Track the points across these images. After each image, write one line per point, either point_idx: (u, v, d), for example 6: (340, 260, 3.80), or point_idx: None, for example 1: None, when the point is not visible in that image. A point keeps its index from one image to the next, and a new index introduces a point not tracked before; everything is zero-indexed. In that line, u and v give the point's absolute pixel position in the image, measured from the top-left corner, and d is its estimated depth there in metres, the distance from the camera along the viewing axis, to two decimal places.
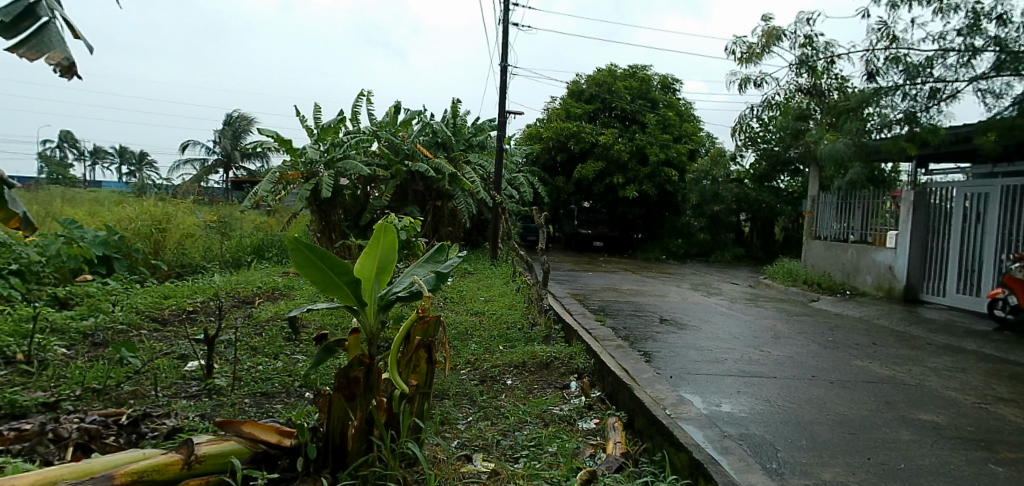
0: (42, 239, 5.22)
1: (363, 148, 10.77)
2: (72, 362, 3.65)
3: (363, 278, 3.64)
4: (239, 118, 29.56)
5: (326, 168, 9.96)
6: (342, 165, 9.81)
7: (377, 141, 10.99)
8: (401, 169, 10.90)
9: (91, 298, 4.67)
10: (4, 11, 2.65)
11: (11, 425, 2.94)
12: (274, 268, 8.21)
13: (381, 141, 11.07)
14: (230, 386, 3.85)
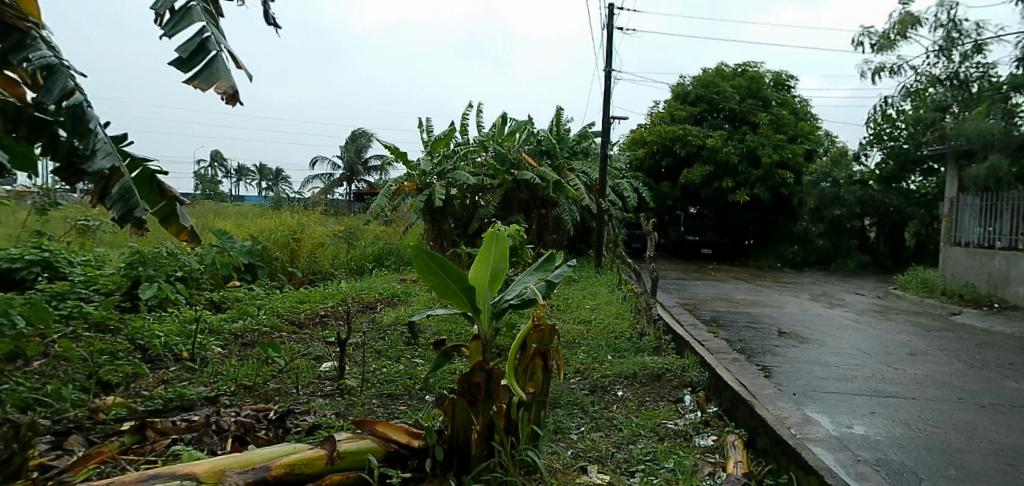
0: (202, 249, 5.75)
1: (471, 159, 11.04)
2: (226, 361, 4.02)
3: (476, 285, 3.76)
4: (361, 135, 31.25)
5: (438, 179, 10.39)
6: (453, 176, 10.16)
7: (484, 152, 11.26)
8: (508, 178, 11.06)
9: (240, 303, 5.15)
10: (182, 48, 2.93)
11: (183, 416, 3.27)
12: (394, 275, 8.59)
13: (488, 152, 11.35)
14: (359, 387, 4.08)
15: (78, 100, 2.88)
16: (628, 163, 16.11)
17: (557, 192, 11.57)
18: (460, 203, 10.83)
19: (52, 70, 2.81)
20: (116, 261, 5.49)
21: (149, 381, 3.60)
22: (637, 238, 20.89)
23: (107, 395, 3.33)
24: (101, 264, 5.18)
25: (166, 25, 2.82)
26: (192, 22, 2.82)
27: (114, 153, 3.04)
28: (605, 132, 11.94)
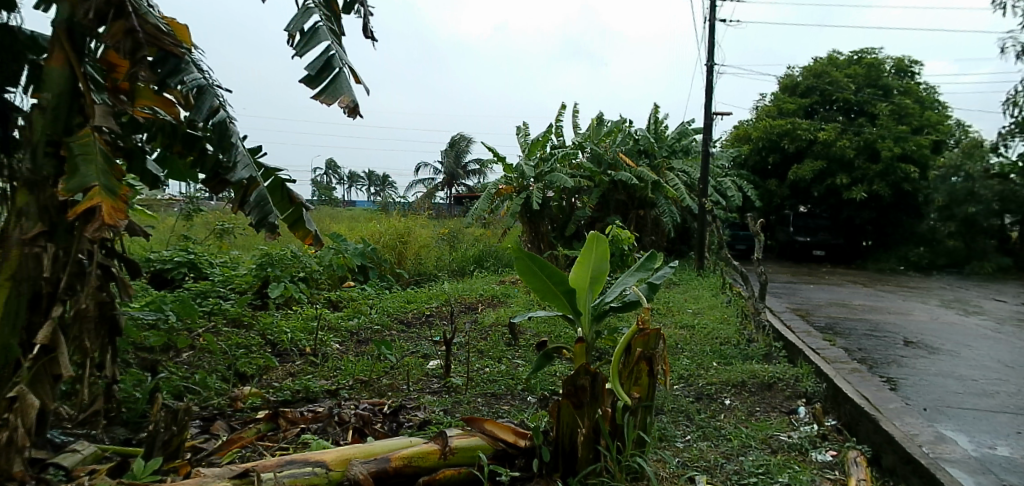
0: (321, 251, 6.21)
1: (568, 160, 10.98)
2: (344, 357, 4.28)
3: (578, 288, 3.75)
4: (461, 140, 32.07)
5: (536, 182, 10.41)
6: (549, 178, 10.21)
7: (581, 152, 11.23)
8: (604, 178, 10.91)
9: (355, 301, 5.48)
10: (312, 65, 3.10)
11: (309, 407, 3.51)
12: (494, 276, 8.72)
13: (585, 152, 11.31)
14: (464, 385, 4.17)
15: (222, 117, 3.19)
16: (731, 160, 15.46)
17: (655, 192, 11.30)
18: (557, 205, 10.84)
19: (202, 92, 3.13)
20: (249, 262, 6.00)
21: (278, 373, 3.91)
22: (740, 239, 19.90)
23: (244, 385, 3.65)
24: (235, 264, 5.68)
25: (297, 46, 2.99)
26: (319, 42, 2.95)
27: (251, 165, 3.34)
28: (706, 130, 11.55)
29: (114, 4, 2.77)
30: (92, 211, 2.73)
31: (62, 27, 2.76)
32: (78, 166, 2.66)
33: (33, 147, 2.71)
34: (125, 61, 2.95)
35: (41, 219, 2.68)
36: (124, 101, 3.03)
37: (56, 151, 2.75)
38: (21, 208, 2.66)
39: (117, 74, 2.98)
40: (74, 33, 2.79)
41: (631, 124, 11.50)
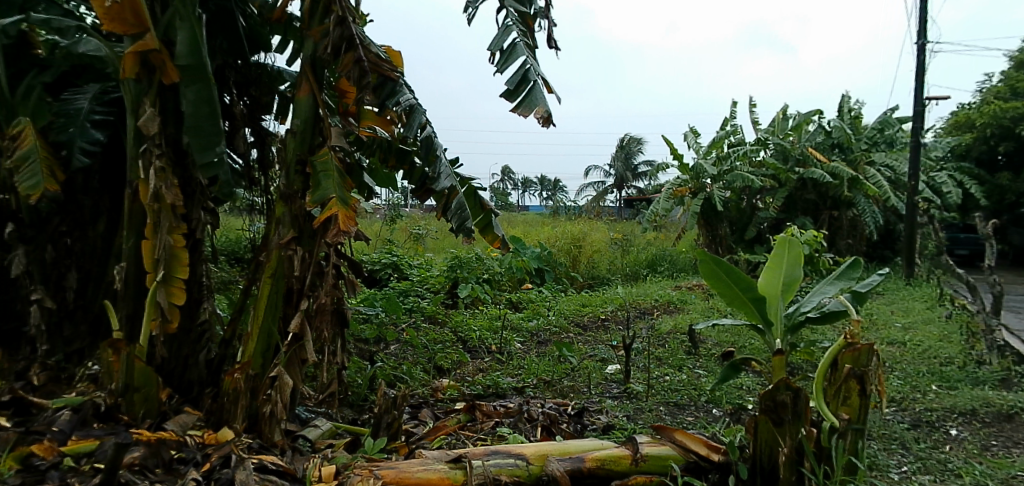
0: (502, 254, 6.52)
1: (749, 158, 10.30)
2: (526, 356, 4.46)
3: (768, 296, 3.34)
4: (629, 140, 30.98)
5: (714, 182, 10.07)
6: (730, 178, 9.77)
7: (766, 149, 10.45)
8: (791, 177, 10.01)
9: (533, 303, 5.69)
10: (511, 80, 3.20)
11: (501, 403, 3.70)
12: (670, 281, 8.43)
13: (769, 149, 10.48)
14: (645, 392, 4.08)
15: (429, 133, 3.53)
16: (946, 152, 13.33)
17: (853, 189, 10.07)
18: (735, 206, 10.30)
19: (412, 110, 3.45)
20: (440, 264, 6.53)
21: (469, 369, 4.20)
22: (958, 244, 17.02)
23: (442, 377, 3.99)
24: (428, 265, 6.17)
25: (497, 63, 3.16)
26: (517, 57, 3.09)
27: (452, 175, 3.63)
28: (914, 118, 10.11)
29: (345, 39, 3.14)
30: (330, 220, 3.15)
31: (307, 63, 3.19)
32: (320, 181, 3.09)
33: (287, 166, 3.20)
34: (354, 88, 3.29)
35: (293, 226, 3.14)
36: (353, 123, 3.36)
37: (303, 168, 3.21)
38: (279, 217, 3.15)
39: (347, 99, 3.33)
40: (316, 68, 3.20)
41: (824, 116, 10.45)
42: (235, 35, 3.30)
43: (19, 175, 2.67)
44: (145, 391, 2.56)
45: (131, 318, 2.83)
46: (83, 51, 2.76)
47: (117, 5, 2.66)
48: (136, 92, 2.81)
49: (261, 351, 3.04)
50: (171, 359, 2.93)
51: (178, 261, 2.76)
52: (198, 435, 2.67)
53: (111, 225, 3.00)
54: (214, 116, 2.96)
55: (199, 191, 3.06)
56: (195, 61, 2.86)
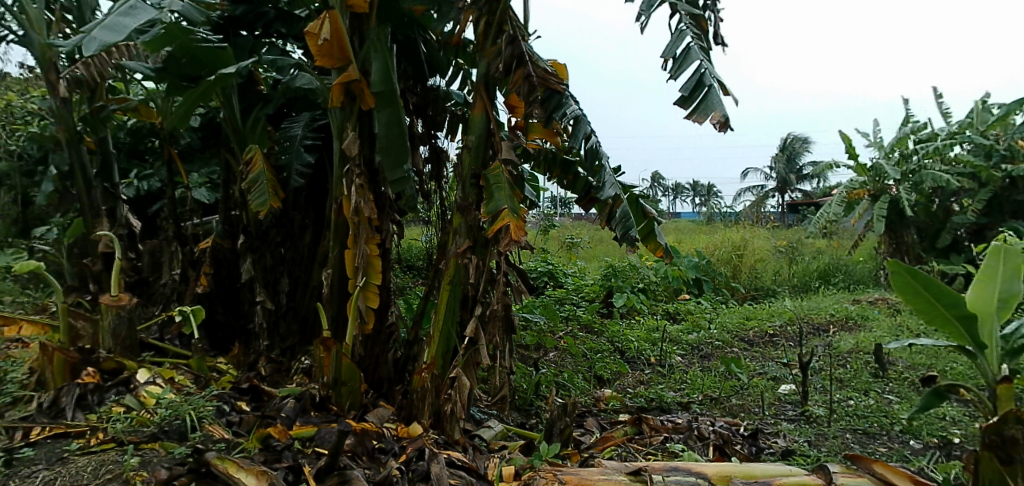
0: (658, 263, 6.38)
1: (940, 155, 9.06)
2: (689, 370, 4.38)
3: (979, 314, 2.66)
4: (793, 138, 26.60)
5: (898, 183, 9.19)
6: (920, 177, 8.82)
7: (960, 145, 9.16)
8: (997, 174, 8.48)
9: (693, 315, 5.52)
10: (686, 85, 3.10)
11: (668, 417, 3.62)
12: (846, 294, 7.63)
13: (964, 144, 9.21)
14: (827, 416, 3.74)
15: (594, 142, 3.56)
16: None
17: None
18: (924, 208, 9.07)
19: (578, 120, 3.49)
20: (595, 272, 6.58)
21: (630, 380, 4.22)
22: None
23: (604, 387, 4.03)
24: (583, 273, 6.21)
25: (670, 69, 3.07)
26: (692, 61, 3.00)
27: (616, 183, 3.60)
28: None
29: (515, 57, 3.23)
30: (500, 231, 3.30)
31: (480, 81, 3.36)
32: (493, 192, 3.22)
33: (462, 180, 3.41)
34: (522, 102, 3.42)
35: (468, 236, 3.33)
36: (521, 136, 3.48)
37: (477, 181, 3.40)
38: (455, 228, 3.37)
39: (516, 114, 3.48)
40: (488, 85, 3.35)
41: None
42: (417, 59, 3.68)
43: (252, 193, 3.14)
44: (350, 385, 2.85)
45: (336, 318, 3.16)
46: (298, 85, 3.14)
47: (328, 43, 3.01)
48: (340, 118, 3.19)
49: (442, 352, 3.26)
50: (368, 356, 3.23)
51: (371, 267, 3.01)
52: (393, 428, 2.92)
53: (316, 237, 3.46)
54: (401, 136, 3.23)
55: (389, 205, 3.37)
56: (386, 88, 3.15)
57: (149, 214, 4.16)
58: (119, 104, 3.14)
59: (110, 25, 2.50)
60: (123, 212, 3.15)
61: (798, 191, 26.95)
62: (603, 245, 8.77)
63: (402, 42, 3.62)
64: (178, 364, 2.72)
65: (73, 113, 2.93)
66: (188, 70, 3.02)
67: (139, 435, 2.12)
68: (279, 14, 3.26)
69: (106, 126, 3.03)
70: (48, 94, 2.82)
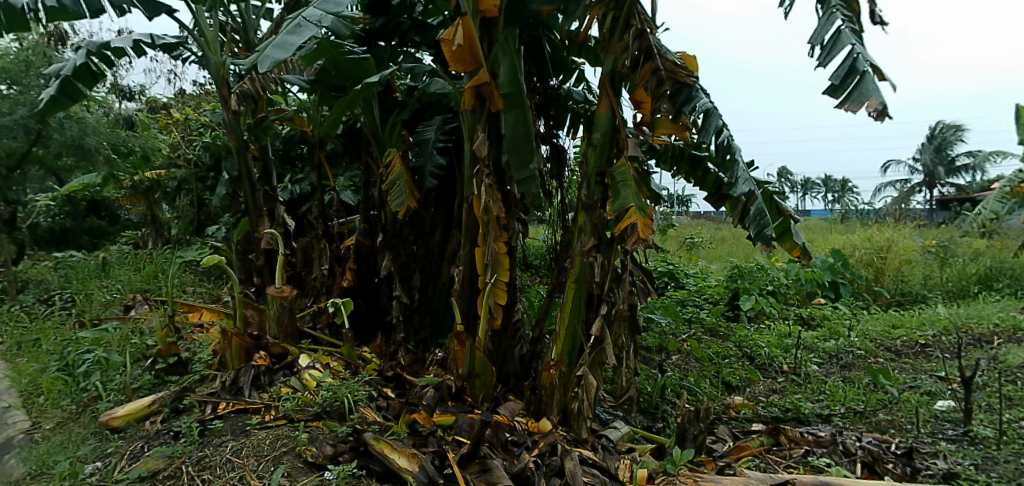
0: (788, 264, 6.04)
1: None
2: (828, 380, 4.11)
3: None
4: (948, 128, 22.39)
5: None
6: None
7: None
8: None
9: (830, 321, 5.15)
10: (836, 73, 2.91)
11: (809, 430, 3.37)
12: (1014, 301, 6.70)
13: None
14: (999, 438, 3.29)
15: (727, 136, 3.41)
16: None
17: None
18: None
19: (708, 113, 3.35)
20: (718, 272, 6.33)
21: (761, 388, 4.05)
22: None
23: (733, 395, 3.90)
24: (705, 274, 6.02)
25: (818, 57, 2.96)
26: (842, 47, 2.86)
27: (750, 179, 3.50)
28: None
29: (643, 51, 3.16)
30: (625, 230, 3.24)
31: (607, 78, 3.33)
32: (619, 190, 3.15)
33: (587, 178, 3.37)
34: (649, 97, 3.30)
35: (593, 234, 3.29)
36: (647, 132, 3.39)
37: (603, 179, 3.35)
38: (580, 226, 3.34)
39: (641, 110, 3.37)
40: (615, 81, 3.31)
41: None
42: (542, 59, 3.73)
43: (391, 193, 3.33)
44: (483, 377, 2.95)
45: (467, 313, 3.27)
46: (433, 90, 3.32)
47: (461, 48, 3.11)
48: (470, 121, 3.30)
49: (569, 350, 3.27)
50: (496, 352, 3.32)
51: (500, 265, 3.07)
52: (524, 423, 2.98)
53: (446, 235, 3.60)
54: (527, 137, 3.27)
55: (515, 204, 3.43)
56: (513, 89, 3.20)
57: (300, 215, 4.60)
58: (276, 115, 3.47)
59: (279, 44, 2.71)
60: (280, 212, 3.46)
61: (945, 186, 24.05)
62: (724, 245, 8.47)
63: (528, 43, 3.69)
64: (331, 351, 2.97)
65: (241, 123, 3.27)
66: (337, 80, 3.27)
67: (305, 413, 2.34)
68: (414, 24, 3.43)
69: (267, 134, 3.34)
70: (222, 109, 3.18)
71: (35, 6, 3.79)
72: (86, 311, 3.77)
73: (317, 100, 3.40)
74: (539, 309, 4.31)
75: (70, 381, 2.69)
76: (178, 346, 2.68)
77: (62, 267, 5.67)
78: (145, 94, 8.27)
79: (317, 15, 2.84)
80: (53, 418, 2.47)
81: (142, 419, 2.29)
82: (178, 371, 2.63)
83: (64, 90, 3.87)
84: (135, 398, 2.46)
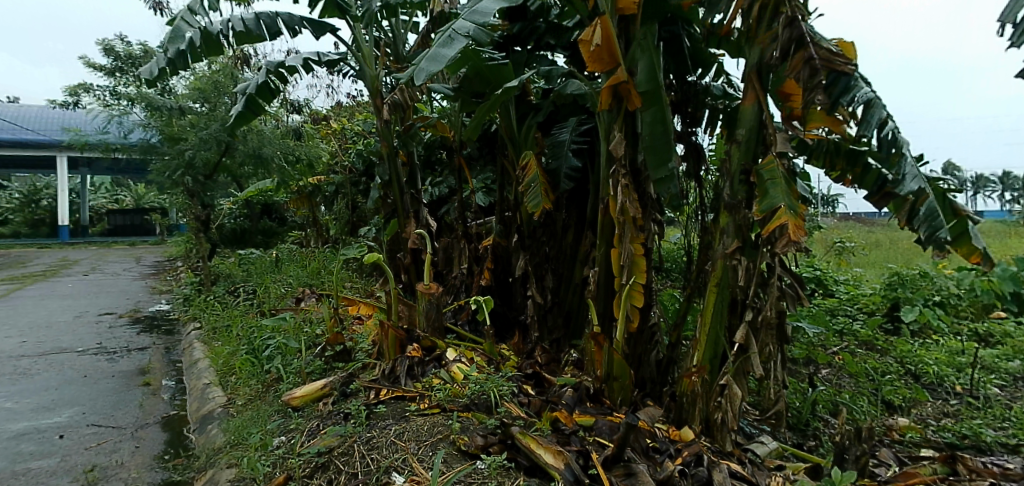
0: (958, 272, 5.36)
1: None
2: (1014, 405, 3.60)
3: None
4: None
5: None
6: None
7: None
8: None
9: (1015, 339, 4.47)
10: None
11: (992, 459, 2.94)
12: None
13: None
14: None
15: (892, 128, 3.06)
16: None
17: None
18: None
19: (870, 104, 3.03)
20: (872, 279, 5.79)
21: (929, 411, 3.64)
22: None
23: (896, 415, 3.53)
24: (857, 282, 5.54)
25: (1011, 37, 2.60)
26: None
27: (920, 176, 3.13)
28: None
29: (794, 40, 2.85)
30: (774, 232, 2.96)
31: (754, 71, 3.04)
32: (767, 189, 2.90)
33: (731, 176, 3.13)
34: (801, 89, 3.03)
35: (738, 236, 3.03)
36: (798, 127, 3.11)
37: (747, 177, 3.09)
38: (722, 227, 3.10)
39: (792, 103, 3.10)
40: (762, 73, 3.02)
41: None
42: (681, 55, 3.71)
43: (527, 195, 3.40)
44: (622, 381, 2.89)
45: (603, 314, 3.22)
46: (569, 92, 3.33)
47: (600, 48, 3.06)
48: (607, 121, 3.22)
49: (711, 356, 3.07)
50: (631, 355, 3.20)
51: (637, 267, 2.95)
52: (664, 430, 2.90)
53: (579, 236, 3.58)
54: (666, 135, 3.15)
55: (651, 205, 3.30)
56: (652, 87, 3.09)
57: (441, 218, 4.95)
58: (422, 122, 3.74)
59: (433, 56, 2.90)
60: (425, 214, 3.73)
61: None
62: (878, 251, 7.74)
63: (667, 39, 3.68)
64: (473, 347, 3.12)
65: (392, 131, 3.66)
66: (478, 86, 3.44)
67: (456, 404, 2.47)
68: (550, 28, 3.54)
69: (413, 141, 3.69)
70: (376, 118, 3.58)
71: (227, 32, 4.35)
72: (267, 304, 4.57)
73: (460, 107, 3.62)
74: (674, 312, 4.38)
75: (256, 362, 3.36)
76: (342, 337, 3.12)
77: (252, 271, 6.68)
78: (309, 107, 9.94)
79: (466, 27, 2.97)
80: (244, 396, 3.02)
81: (316, 401, 2.67)
82: (343, 359, 3.06)
83: (249, 107, 4.46)
84: (309, 381, 2.89)
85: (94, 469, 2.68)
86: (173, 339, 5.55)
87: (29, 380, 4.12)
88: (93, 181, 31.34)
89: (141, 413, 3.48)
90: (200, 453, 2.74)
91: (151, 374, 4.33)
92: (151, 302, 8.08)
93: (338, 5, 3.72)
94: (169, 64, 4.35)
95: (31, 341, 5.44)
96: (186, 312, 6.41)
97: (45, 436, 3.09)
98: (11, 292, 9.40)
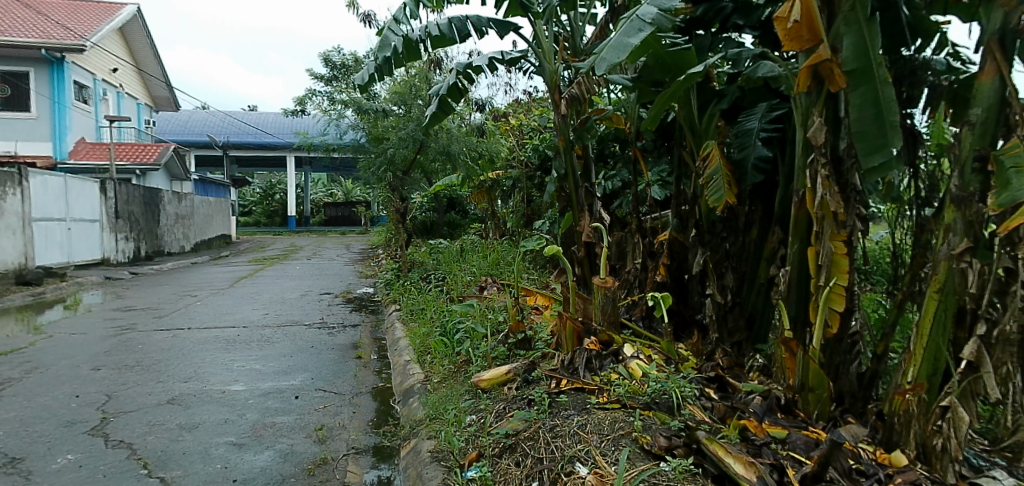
0: None
1: None
2: None
3: None
4: None
5: None
6: None
7: None
8: None
9: None
10: None
11: None
12: None
13: None
14: None
15: None
16: None
17: None
18: None
19: None
20: None
21: None
22: None
23: None
24: None
25: None
26: None
27: None
28: None
29: None
30: (1018, 230, 2.32)
31: (994, 38, 2.29)
32: (1007, 177, 2.22)
33: (958, 165, 2.40)
34: None
35: (969, 234, 2.35)
36: None
37: (983, 166, 2.35)
38: (946, 224, 2.42)
39: None
40: (1008, 41, 2.26)
41: None
42: (897, 26, 3.27)
43: (708, 188, 3.22)
44: (818, 393, 2.60)
45: (795, 319, 2.95)
46: (762, 74, 3.06)
47: (798, 26, 2.66)
48: (805, 105, 2.82)
49: (929, 372, 2.46)
50: (828, 367, 2.85)
51: (837, 268, 2.59)
52: (870, 452, 2.49)
53: (764, 232, 3.29)
54: (880, 118, 2.68)
55: (856, 197, 2.77)
56: (861, 64, 2.66)
57: (614, 212, 4.99)
58: (598, 115, 3.84)
59: (616, 46, 2.87)
60: (597, 207, 3.86)
61: None
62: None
63: (882, 9, 3.25)
64: (651, 344, 3.09)
65: (569, 125, 3.76)
66: (657, 75, 3.32)
67: (636, 401, 2.42)
68: (738, 7, 3.31)
69: (589, 134, 3.80)
70: (555, 113, 3.71)
71: (424, 37, 4.74)
72: (455, 291, 4.92)
73: (638, 97, 3.55)
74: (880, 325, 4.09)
75: (449, 345, 3.67)
76: (523, 326, 3.32)
77: (441, 259, 7.29)
78: (490, 104, 10.59)
79: (651, 13, 2.91)
80: (439, 373, 3.30)
81: (502, 384, 2.84)
82: (525, 346, 3.25)
83: (441, 107, 4.82)
84: (494, 365, 3.11)
85: (322, 428, 3.11)
86: (377, 318, 6.24)
87: (273, 347, 4.91)
88: (314, 178, 36.15)
89: (356, 383, 3.95)
90: (404, 423, 3.06)
91: (363, 348, 4.92)
92: (359, 284, 9.18)
93: (522, 4, 3.93)
94: (378, 70, 4.91)
95: (272, 313, 6.53)
96: (387, 294, 7.21)
97: (285, 395, 3.66)
98: (256, 270, 11.37)
